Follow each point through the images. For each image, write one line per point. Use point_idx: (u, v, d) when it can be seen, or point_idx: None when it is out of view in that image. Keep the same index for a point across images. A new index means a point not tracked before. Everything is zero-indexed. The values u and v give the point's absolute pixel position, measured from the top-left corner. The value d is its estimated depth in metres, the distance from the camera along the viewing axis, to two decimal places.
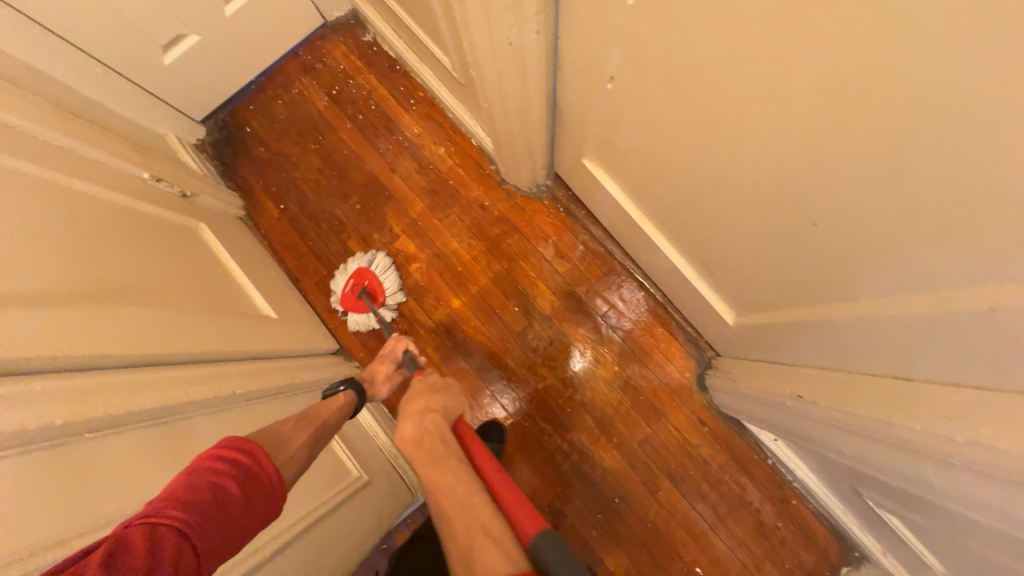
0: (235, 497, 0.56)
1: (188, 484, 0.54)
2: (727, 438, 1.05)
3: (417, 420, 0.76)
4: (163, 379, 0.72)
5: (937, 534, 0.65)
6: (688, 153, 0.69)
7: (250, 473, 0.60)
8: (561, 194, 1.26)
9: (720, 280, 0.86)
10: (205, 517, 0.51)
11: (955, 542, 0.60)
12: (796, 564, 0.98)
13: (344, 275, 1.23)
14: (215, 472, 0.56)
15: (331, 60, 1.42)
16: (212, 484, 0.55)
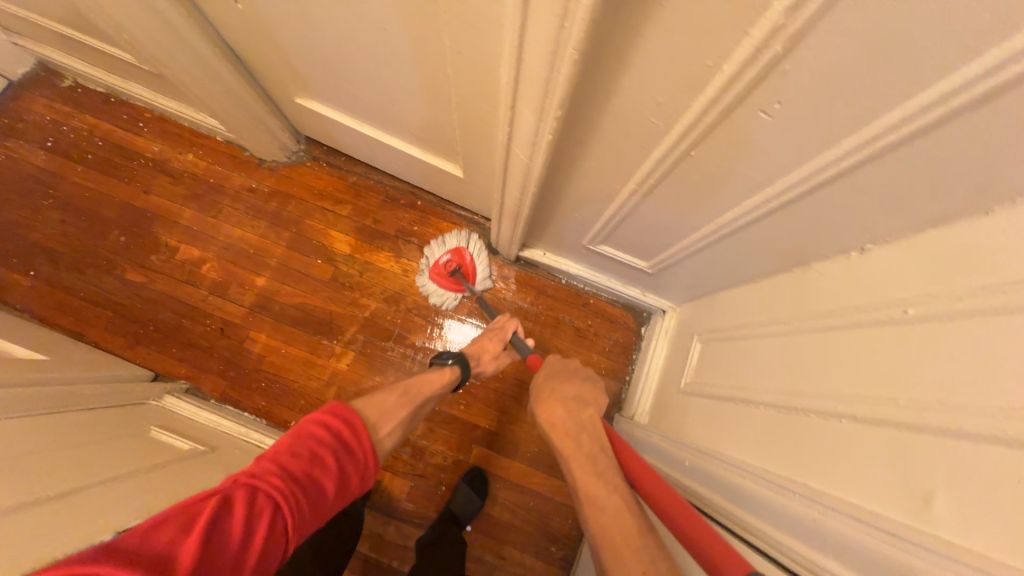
0: (329, 472, 0.61)
1: (294, 449, 0.60)
2: (528, 279, 1.22)
3: (570, 413, 0.79)
4: None
5: (624, 232, 0.83)
6: (322, 29, 0.74)
7: (347, 445, 0.66)
8: (318, 152, 1.27)
9: (432, 143, 0.96)
10: (299, 489, 0.57)
11: (627, 221, 0.78)
12: (611, 344, 1.20)
13: (439, 248, 1.16)
14: (318, 442, 0.63)
15: (33, 114, 1.27)
16: (313, 454, 0.61)
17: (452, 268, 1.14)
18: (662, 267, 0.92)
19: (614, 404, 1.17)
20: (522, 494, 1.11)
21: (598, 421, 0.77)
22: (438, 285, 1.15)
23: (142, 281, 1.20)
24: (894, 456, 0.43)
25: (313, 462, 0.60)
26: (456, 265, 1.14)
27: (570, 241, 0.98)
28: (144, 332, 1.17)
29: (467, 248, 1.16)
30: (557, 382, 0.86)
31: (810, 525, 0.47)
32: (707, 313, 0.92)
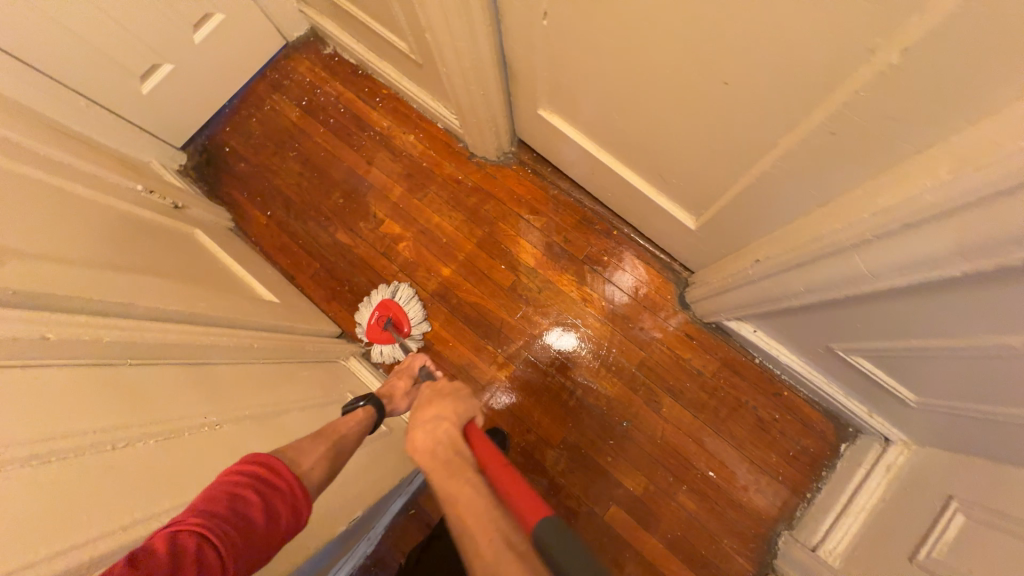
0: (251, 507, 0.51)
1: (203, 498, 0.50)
2: (715, 346, 1.09)
3: (429, 427, 0.70)
4: (244, 333, 0.82)
5: (913, 367, 0.67)
6: (629, 61, 0.68)
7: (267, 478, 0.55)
8: (526, 158, 1.26)
9: (678, 189, 0.87)
10: (219, 526, 0.47)
11: (931, 362, 0.62)
12: (797, 450, 1.03)
13: (367, 309, 1.20)
14: (231, 484, 0.53)
15: (297, 75, 1.44)
16: (226, 493, 0.51)
17: (385, 323, 1.18)
18: (939, 410, 0.73)
19: (784, 518, 1.01)
20: (652, 574, 1.02)
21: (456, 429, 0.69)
22: (374, 342, 1.19)
23: (348, 244, 1.31)
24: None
25: (229, 501, 0.50)
26: (387, 317, 1.18)
27: (808, 336, 0.83)
28: (339, 290, 1.28)
29: (393, 299, 1.20)
30: (421, 409, 0.74)
31: None
32: (980, 480, 0.72)
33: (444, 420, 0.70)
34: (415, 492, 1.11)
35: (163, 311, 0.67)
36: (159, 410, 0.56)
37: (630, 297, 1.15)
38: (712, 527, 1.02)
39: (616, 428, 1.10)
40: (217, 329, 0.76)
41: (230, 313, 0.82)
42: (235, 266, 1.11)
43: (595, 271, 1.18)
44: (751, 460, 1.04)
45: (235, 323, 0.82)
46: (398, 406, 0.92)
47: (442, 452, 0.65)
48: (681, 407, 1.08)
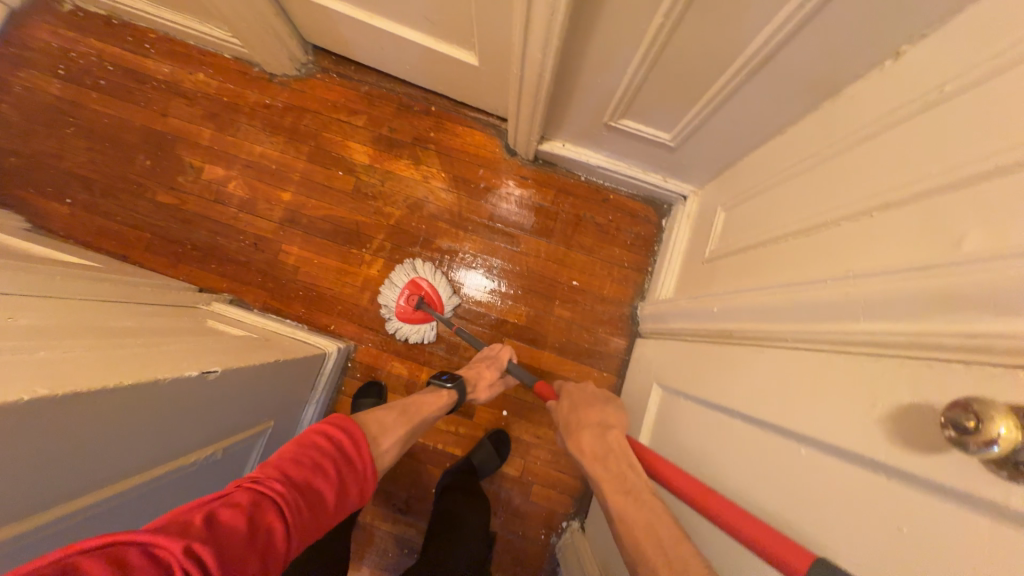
0: (330, 483, 0.57)
1: (295, 457, 0.56)
2: (547, 178, 1.23)
3: (599, 435, 0.70)
4: (64, 277, 0.79)
5: (650, 97, 0.83)
6: None
7: (348, 458, 0.61)
8: (327, 63, 1.26)
9: (445, 27, 0.94)
10: (303, 497, 0.53)
11: (659, 80, 0.78)
12: (633, 238, 1.21)
13: (392, 289, 1.16)
14: (322, 454, 0.59)
15: (40, 43, 1.26)
16: (315, 464, 0.57)
17: (416, 303, 1.15)
18: (686, 139, 0.91)
19: (638, 294, 1.20)
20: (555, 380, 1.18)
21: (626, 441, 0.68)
22: (405, 322, 1.16)
23: (173, 203, 1.23)
24: (936, 222, 0.44)
25: (312, 470, 0.56)
26: (419, 296, 1.15)
27: (590, 121, 0.97)
28: (184, 251, 1.22)
29: (422, 276, 1.18)
30: (580, 415, 0.76)
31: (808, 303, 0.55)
32: (730, 184, 0.93)
33: (613, 429, 0.71)
34: (326, 403, 1.16)
35: None
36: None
37: (517, 204, 1.22)
38: (589, 324, 1.19)
39: (490, 277, 1.21)
40: (25, 272, 0.73)
41: (33, 268, 0.78)
42: (35, 248, 1.00)
43: (474, 184, 1.23)
44: (602, 260, 1.21)
45: (51, 272, 0.80)
46: (477, 393, 0.99)
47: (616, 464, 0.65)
48: (536, 239, 1.21)
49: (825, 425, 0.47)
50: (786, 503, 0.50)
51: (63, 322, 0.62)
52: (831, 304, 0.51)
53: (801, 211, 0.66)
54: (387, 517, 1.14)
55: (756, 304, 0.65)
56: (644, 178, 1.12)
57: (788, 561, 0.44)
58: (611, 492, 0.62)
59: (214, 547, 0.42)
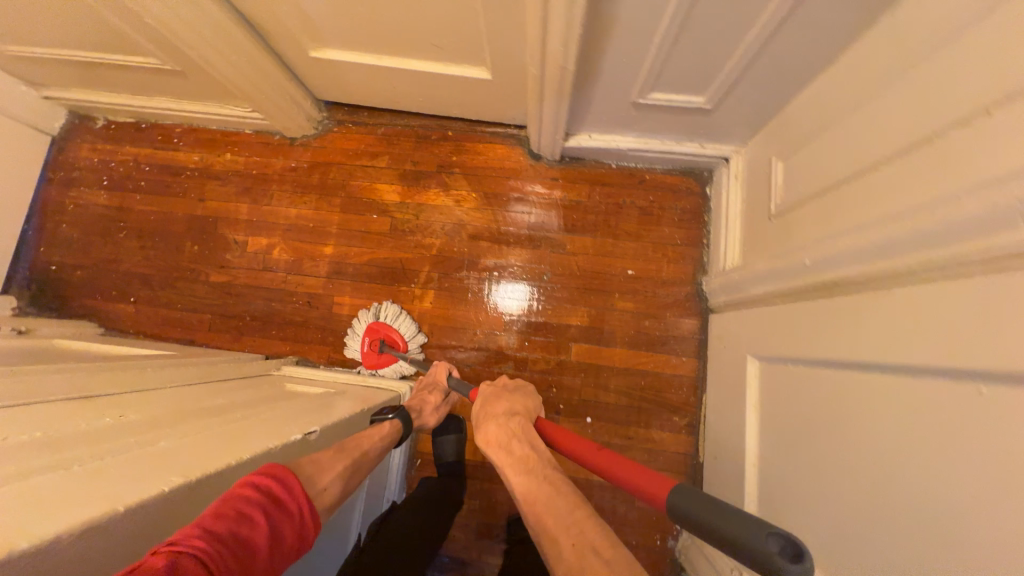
0: (263, 533, 0.44)
1: (215, 509, 0.43)
2: (578, 174, 1.20)
3: (501, 423, 0.71)
4: (154, 368, 0.82)
5: (680, 62, 0.80)
6: None
7: (281, 504, 0.48)
8: (341, 115, 1.29)
9: (455, 49, 0.94)
10: (227, 552, 0.40)
11: (689, 43, 0.75)
12: (680, 213, 1.16)
13: (355, 340, 1.18)
14: (248, 502, 0.46)
15: (83, 161, 1.35)
16: (244, 512, 0.44)
17: (379, 347, 1.15)
18: (724, 97, 0.87)
19: (699, 269, 1.14)
20: (632, 375, 1.12)
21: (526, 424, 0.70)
22: (375, 367, 1.16)
23: (225, 279, 1.27)
24: None
25: (245, 522, 0.44)
26: (381, 339, 1.16)
27: (616, 105, 0.95)
28: (244, 324, 1.25)
29: (381, 319, 1.18)
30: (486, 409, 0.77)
31: (949, 226, 0.49)
32: (782, 131, 0.87)
33: (517, 415, 0.72)
34: (410, 443, 1.15)
35: (45, 372, 0.67)
36: (86, 405, 0.58)
37: (554, 206, 1.20)
38: (654, 311, 1.14)
39: (541, 284, 1.18)
40: (121, 371, 0.76)
41: (125, 366, 0.81)
42: (116, 348, 1.05)
43: (507, 196, 1.22)
44: (653, 242, 1.16)
45: (142, 367, 0.82)
46: (424, 420, 0.97)
47: (518, 448, 0.67)
48: (580, 236, 1.18)
49: (963, 339, 0.46)
50: (923, 428, 0.50)
51: (169, 411, 0.63)
52: (976, 219, 0.47)
53: (893, 134, 0.60)
54: (493, 550, 1.10)
55: (865, 244, 0.60)
56: (680, 150, 1.08)
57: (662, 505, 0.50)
58: (513, 472, 0.64)
59: None
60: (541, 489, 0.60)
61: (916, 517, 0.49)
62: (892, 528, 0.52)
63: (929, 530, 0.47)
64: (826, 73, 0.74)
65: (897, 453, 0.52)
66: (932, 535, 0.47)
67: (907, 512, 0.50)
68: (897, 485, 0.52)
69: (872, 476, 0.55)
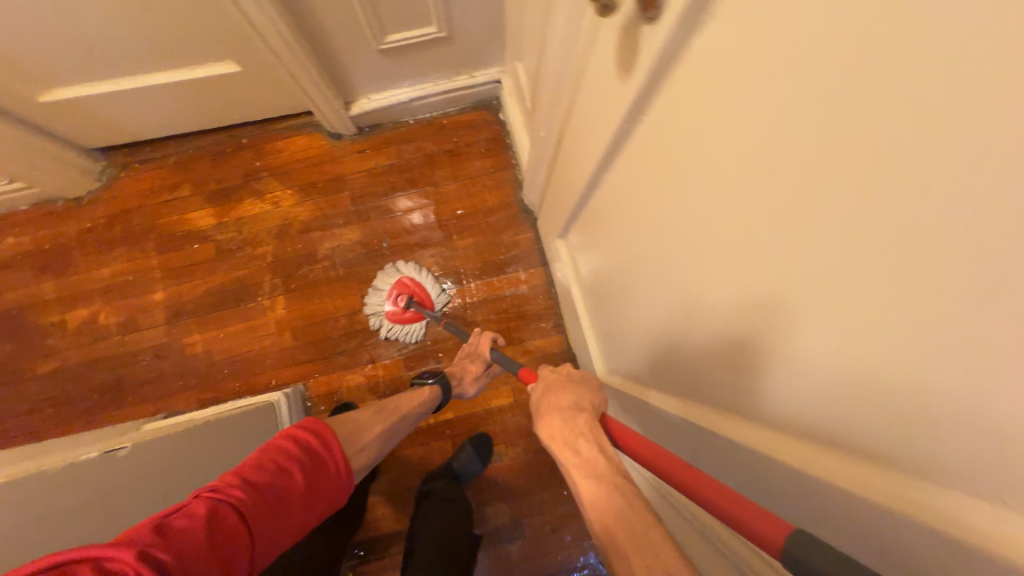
0: (296, 484, 0.57)
1: (258, 463, 0.57)
2: (381, 139, 1.23)
3: (569, 418, 0.57)
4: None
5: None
6: None
7: (315, 459, 0.61)
8: (122, 158, 1.22)
9: (183, 49, 0.93)
10: (261, 498, 0.54)
11: None
12: (485, 144, 1.23)
13: (378, 295, 1.15)
14: (286, 455, 0.59)
15: None
16: (280, 467, 0.57)
17: (406, 302, 1.13)
18: (449, 21, 0.93)
19: (517, 187, 1.22)
20: (494, 301, 1.19)
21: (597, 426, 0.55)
22: (401, 323, 1.14)
23: (55, 367, 1.16)
24: None
25: (279, 473, 0.57)
26: (410, 296, 1.13)
27: (366, 55, 0.99)
28: (94, 403, 1.15)
29: (407, 277, 1.16)
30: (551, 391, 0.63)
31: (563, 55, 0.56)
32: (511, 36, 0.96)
33: (585, 411, 0.58)
34: None
35: None
36: None
37: (370, 176, 1.22)
38: (492, 238, 1.20)
39: (385, 252, 1.20)
40: None
41: None
42: None
43: (323, 182, 1.22)
44: (471, 177, 1.22)
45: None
46: (463, 388, 1.01)
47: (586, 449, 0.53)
48: (404, 196, 1.22)
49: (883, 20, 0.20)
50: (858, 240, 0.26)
51: None
52: (565, 38, 0.53)
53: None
54: None
55: (550, 98, 0.67)
56: (455, 85, 1.14)
57: (762, 535, 0.36)
58: (578, 473, 0.51)
59: (161, 558, 0.43)
60: (609, 491, 0.48)
61: (739, 317, 0.41)
62: (724, 337, 0.45)
63: (751, 330, 0.40)
64: None
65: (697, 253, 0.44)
66: (753, 329, 0.40)
67: (730, 318, 0.42)
68: (711, 288, 0.44)
69: (692, 287, 0.47)
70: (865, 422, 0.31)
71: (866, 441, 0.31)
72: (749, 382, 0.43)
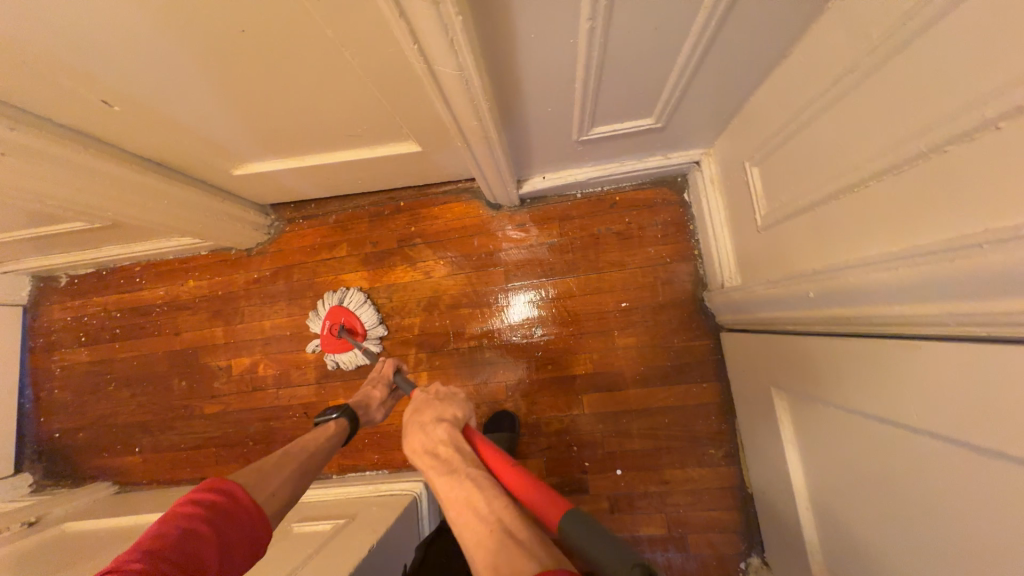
0: (207, 540, 0.53)
1: (158, 531, 0.52)
2: (543, 213, 1.11)
3: (428, 429, 0.67)
4: None
5: (610, 95, 0.71)
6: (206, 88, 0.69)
7: (221, 513, 0.57)
8: (289, 213, 1.24)
9: (373, 133, 0.88)
10: (174, 558, 0.49)
11: (613, 75, 0.66)
12: (662, 229, 1.06)
13: (320, 321, 1.16)
14: (188, 517, 0.54)
15: (58, 323, 1.33)
16: (186, 527, 0.53)
17: (337, 331, 1.12)
18: (672, 113, 0.77)
19: (697, 284, 1.04)
20: (653, 413, 1.03)
21: (453, 431, 0.66)
22: (331, 353, 1.14)
23: (219, 408, 1.23)
24: None
25: (186, 532, 0.52)
26: (340, 325, 1.13)
27: (559, 143, 0.87)
28: (249, 448, 1.20)
29: (344, 303, 1.15)
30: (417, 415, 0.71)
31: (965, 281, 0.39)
32: (746, 132, 0.78)
33: (444, 423, 0.67)
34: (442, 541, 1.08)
35: None
36: None
37: (527, 255, 1.12)
38: (660, 339, 1.04)
39: (534, 338, 1.10)
40: None
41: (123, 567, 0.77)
42: (126, 519, 1.02)
43: (477, 255, 1.14)
44: (640, 266, 1.06)
45: None
46: (371, 418, 0.93)
47: (444, 452, 0.63)
48: (561, 279, 1.10)
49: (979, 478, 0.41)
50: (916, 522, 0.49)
51: None
52: (917, 272, 0.44)
53: (869, 145, 0.50)
54: None
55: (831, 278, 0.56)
56: (643, 167, 0.98)
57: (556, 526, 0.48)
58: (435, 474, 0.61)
59: None
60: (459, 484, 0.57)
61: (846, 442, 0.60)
62: (835, 452, 0.63)
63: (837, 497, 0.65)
64: (777, 70, 0.65)
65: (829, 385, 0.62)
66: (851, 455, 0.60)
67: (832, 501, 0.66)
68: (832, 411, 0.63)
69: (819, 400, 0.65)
70: (883, 536, 0.55)
71: (878, 543, 0.56)
72: (839, 484, 0.63)
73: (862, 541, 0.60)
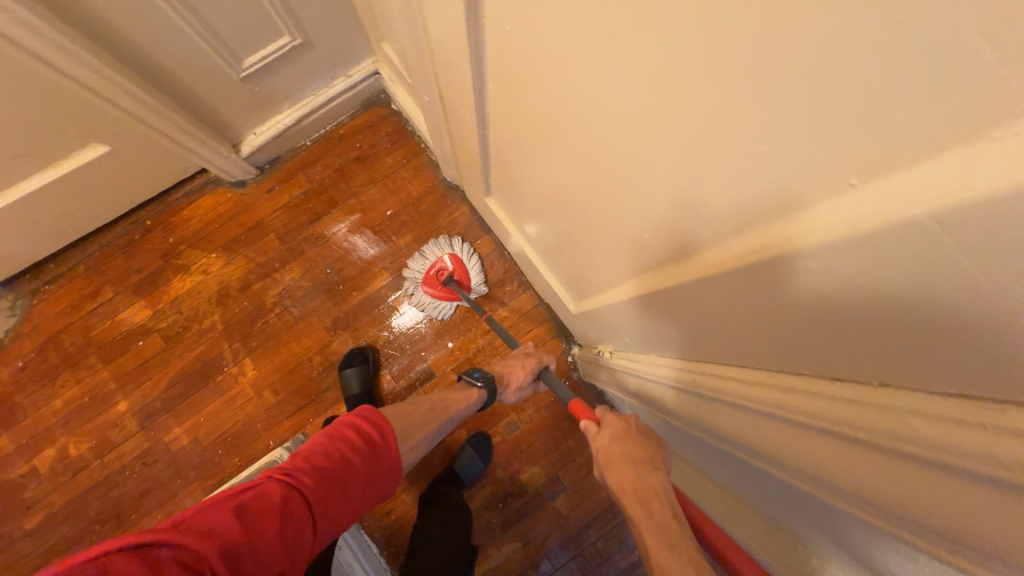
0: (353, 468, 0.59)
1: (325, 451, 0.58)
2: (286, 171, 1.20)
3: (643, 477, 0.58)
4: None
5: (226, 22, 0.82)
6: None
7: (371, 449, 0.62)
8: (29, 286, 1.15)
9: (45, 148, 0.88)
10: (323, 481, 0.56)
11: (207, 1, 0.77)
12: (389, 139, 1.21)
13: (423, 262, 1.14)
14: (347, 445, 0.60)
15: None
16: (344, 455, 0.59)
17: (445, 278, 1.11)
18: (300, 24, 0.91)
19: (436, 169, 1.21)
20: None
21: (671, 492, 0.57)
22: (429, 291, 1.13)
23: (42, 516, 1.09)
24: None
25: (342, 460, 0.58)
26: (448, 275, 1.12)
27: (234, 91, 0.96)
28: (97, 534, 1.09)
29: (451, 253, 1.14)
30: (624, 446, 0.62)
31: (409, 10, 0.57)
32: (367, 21, 0.94)
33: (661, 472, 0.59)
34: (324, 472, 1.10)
35: None
36: None
37: (288, 211, 1.19)
38: (430, 225, 1.19)
39: (329, 277, 1.17)
40: None
41: None
42: None
43: (244, 234, 1.18)
44: (386, 175, 1.20)
45: None
46: (505, 397, 0.92)
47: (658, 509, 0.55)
48: (327, 215, 1.19)
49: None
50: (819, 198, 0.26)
51: None
52: None
53: None
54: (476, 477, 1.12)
55: None
56: (336, 92, 1.11)
57: None
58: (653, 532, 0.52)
59: (235, 540, 0.46)
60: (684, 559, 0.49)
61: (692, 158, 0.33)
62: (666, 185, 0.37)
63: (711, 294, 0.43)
64: None
65: (633, 100, 0.34)
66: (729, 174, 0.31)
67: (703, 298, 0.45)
68: (663, 143, 0.34)
69: (645, 154, 0.37)
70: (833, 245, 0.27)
71: (847, 275, 0.27)
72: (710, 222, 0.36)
73: (824, 313, 0.31)
